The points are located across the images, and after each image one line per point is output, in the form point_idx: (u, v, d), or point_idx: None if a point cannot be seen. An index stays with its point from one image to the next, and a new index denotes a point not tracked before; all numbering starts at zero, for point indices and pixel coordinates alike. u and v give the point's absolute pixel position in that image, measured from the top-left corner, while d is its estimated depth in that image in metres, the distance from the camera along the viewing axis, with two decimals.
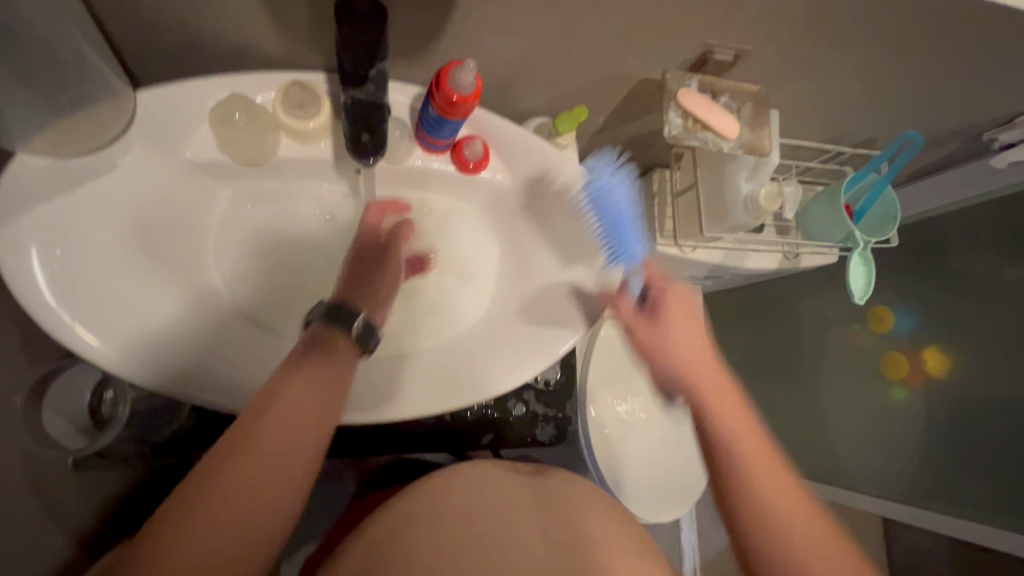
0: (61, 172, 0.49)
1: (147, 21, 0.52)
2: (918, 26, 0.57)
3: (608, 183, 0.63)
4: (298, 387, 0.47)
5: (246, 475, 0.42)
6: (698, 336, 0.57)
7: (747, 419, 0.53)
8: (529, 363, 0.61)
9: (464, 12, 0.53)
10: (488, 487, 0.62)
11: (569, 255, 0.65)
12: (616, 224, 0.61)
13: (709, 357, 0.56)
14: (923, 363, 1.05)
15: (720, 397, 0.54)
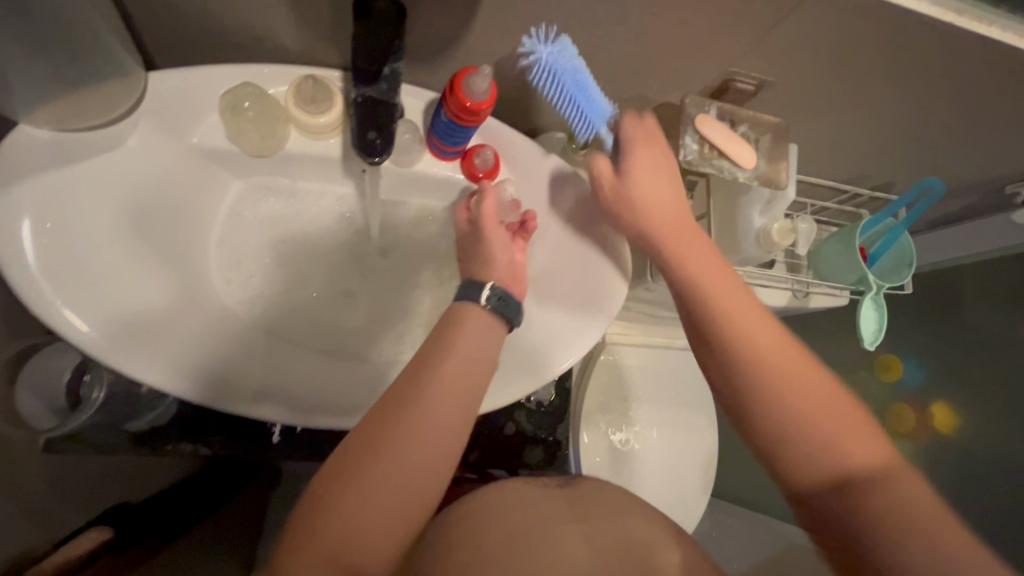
0: (65, 146, 0.49)
1: (168, 6, 0.52)
2: (950, 69, 0.55)
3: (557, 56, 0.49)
4: (451, 360, 0.46)
5: (411, 441, 0.42)
6: (712, 266, 0.52)
7: (776, 337, 0.47)
8: (522, 384, 0.58)
9: (484, 23, 0.53)
10: (521, 502, 0.53)
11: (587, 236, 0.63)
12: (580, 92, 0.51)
13: (728, 281, 0.52)
14: (930, 417, 1.01)
15: (744, 318, 0.48)
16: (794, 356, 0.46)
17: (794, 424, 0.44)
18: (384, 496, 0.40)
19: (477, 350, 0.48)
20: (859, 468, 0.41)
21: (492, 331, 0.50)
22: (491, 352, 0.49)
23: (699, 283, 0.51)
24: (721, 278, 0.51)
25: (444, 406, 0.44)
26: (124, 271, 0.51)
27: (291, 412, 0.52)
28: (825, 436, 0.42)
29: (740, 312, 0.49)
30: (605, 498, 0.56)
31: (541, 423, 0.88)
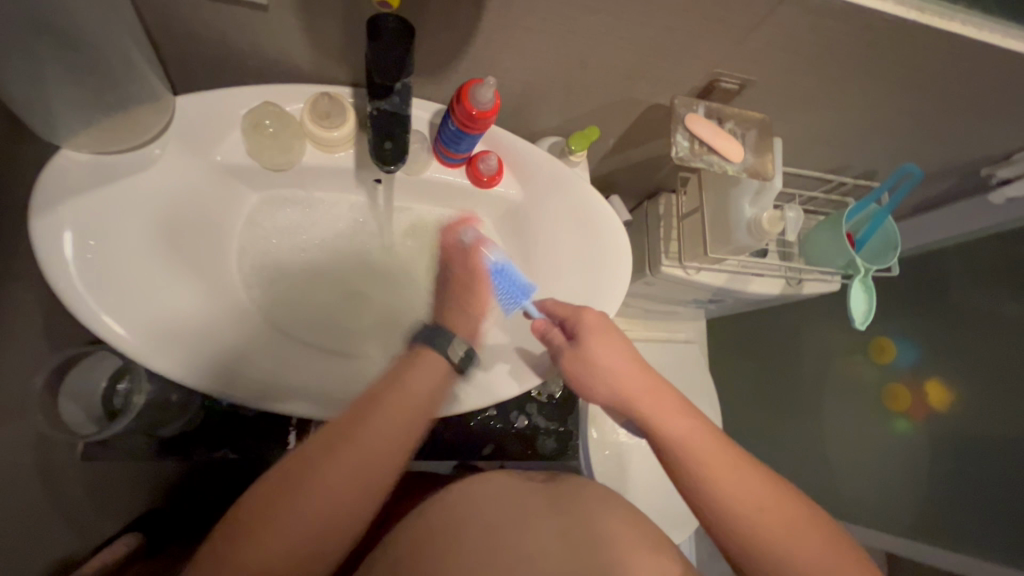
0: (101, 168, 0.52)
1: (192, 34, 0.56)
2: (919, 62, 0.59)
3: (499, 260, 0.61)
4: (397, 399, 0.50)
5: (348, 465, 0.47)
6: (627, 363, 0.59)
7: (684, 417, 0.58)
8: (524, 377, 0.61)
9: (485, 37, 0.56)
10: (497, 497, 0.60)
11: (572, 251, 0.67)
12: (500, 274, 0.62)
13: (634, 366, 0.59)
14: (925, 396, 1.04)
15: (652, 403, 0.58)
16: (714, 448, 0.56)
17: (722, 507, 0.54)
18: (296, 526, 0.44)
19: (411, 397, 0.51)
20: (772, 534, 0.52)
21: (436, 373, 0.53)
22: (429, 405, 0.52)
23: (624, 391, 0.59)
24: (646, 386, 0.59)
25: (367, 451, 0.48)
26: (157, 284, 0.54)
27: (320, 408, 0.56)
28: (746, 514, 0.53)
29: (665, 414, 0.58)
30: (588, 494, 0.62)
31: (551, 415, 0.91)
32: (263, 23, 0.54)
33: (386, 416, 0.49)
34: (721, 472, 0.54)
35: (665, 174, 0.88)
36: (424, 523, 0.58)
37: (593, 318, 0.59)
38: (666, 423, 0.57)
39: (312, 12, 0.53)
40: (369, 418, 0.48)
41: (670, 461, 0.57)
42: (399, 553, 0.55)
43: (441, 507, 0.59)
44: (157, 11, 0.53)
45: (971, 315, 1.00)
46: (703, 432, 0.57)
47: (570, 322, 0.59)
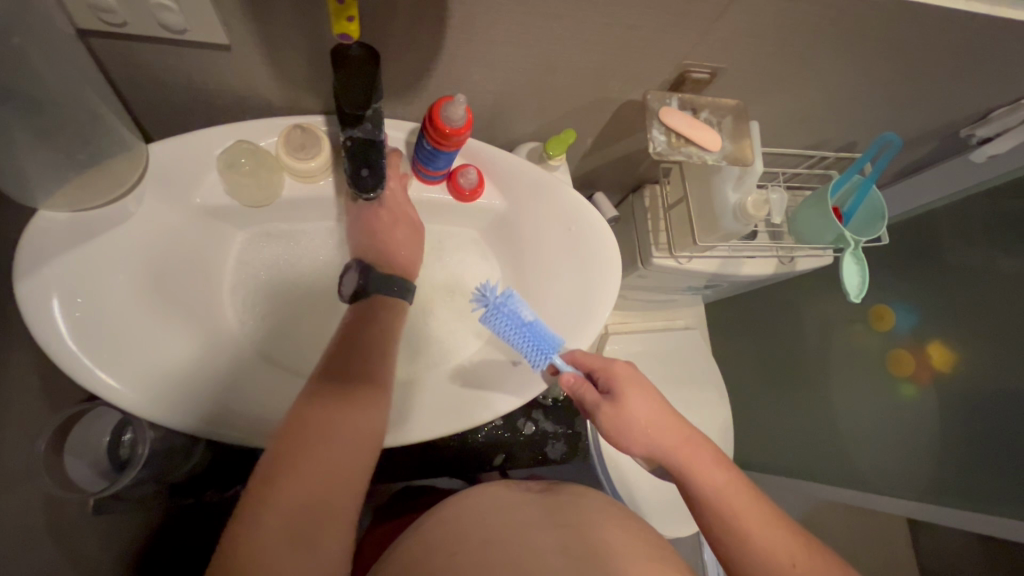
0: (82, 225, 0.52)
1: (156, 80, 0.56)
2: (887, 34, 0.59)
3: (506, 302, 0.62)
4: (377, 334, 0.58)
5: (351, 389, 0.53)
6: (660, 412, 0.59)
7: (719, 464, 0.59)
8: (506, 397, 0.60)
9: (450, 53, 0.56)
10: (498, 510, 0.62)
11: (558, 262, 0.67)
12: (527, 328, 0.60)
13: (667, 416, 0.60)
14: (928, 358, 1.05)
15: (688, 453, 0.59)
16: (744, 499, 0.57)
17: (754, 558, 0.54)
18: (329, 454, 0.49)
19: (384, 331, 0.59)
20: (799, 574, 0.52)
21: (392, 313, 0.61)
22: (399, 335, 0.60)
23: (661, 441, 0.59)
24: (676, 431, 0.59)
25: (331, 456, 0.49)
26: (150, 332, 0.54)
27: None
28: (781, 566, 0.53)
29: (699, 461, 0.58)
30: (581, 505, 0.64)
31: (558, 419, 0.91)
32: (227, 62, 0.54)
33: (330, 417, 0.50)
34: (749, 519, 0.55)
35: (647, 166, 0.88)
36: (425, 536, 0.60)
37: (624, 369, 0.60)
38: (702, 469, 0.58)
39: (274, 46, 0.53)
40: (328, 420, 0.50)
41: (700, 510, 0.58)
42: (400, 569, 0.57)
43: (439, 523, 0.61)
44: (120, 61, 0.53)
45: (966, 276, 1.00)
46: (730, 477, 0.58)
47: (600, 375, 0.60)
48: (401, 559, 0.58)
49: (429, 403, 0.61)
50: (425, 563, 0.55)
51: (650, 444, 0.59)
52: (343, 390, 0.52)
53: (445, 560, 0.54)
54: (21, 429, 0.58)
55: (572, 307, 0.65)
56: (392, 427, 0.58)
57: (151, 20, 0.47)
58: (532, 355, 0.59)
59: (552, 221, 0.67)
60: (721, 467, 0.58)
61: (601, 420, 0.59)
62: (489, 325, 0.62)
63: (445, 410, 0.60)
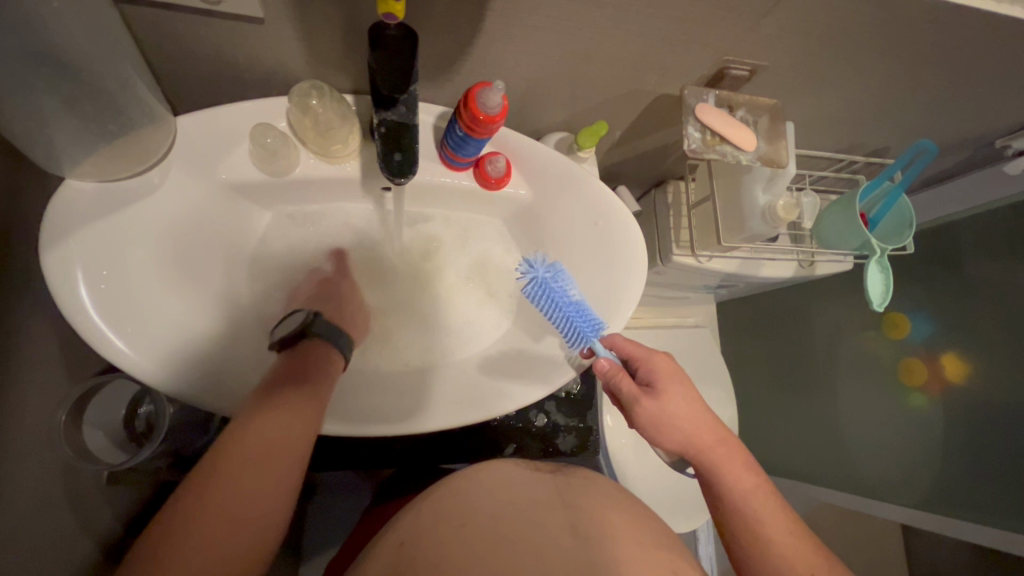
0: (108, 196, 0.51)
1: (187, 51, 0.55)
2: (937, 38, 0.57)
3: (548, 278, 0.61)
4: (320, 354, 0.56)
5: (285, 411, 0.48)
6: (698, 410, 0.60)
7: (753, 474, 0.58)
8: (537, 387, 0.60)
9: (489, 37, 0.55)
10: (508, 487, 0.62)
11: (589, 258, 0.66)
12: (566, 310, 0.60)
13: (705, 418, 0.60)
14: (941, 369, 1.04)
15: (723, 457, 0.58)
16: (770, 507, 0.56)
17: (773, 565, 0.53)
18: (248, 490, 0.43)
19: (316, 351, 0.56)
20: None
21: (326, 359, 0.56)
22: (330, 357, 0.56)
23: (695, 439, 0.59)
24: (712, 434, 0.59)
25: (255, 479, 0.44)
26: (171, 310, 0.54)
27: (340, 424, 0.55)
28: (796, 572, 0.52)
29: (733, 464, 0.58)
30: (594, 489, 0.64)
31: (570, 412, 0.91)
32: (260, 35, 0.53)
33: (255, 437, 0.45)
34: (775, 533, 0.55)
35: (674, 161, 0.86)
36: (439, 504, 0.60)
37: (664, 365, 0.61)
38: (734, 473, 0.58)
39: (310, 21, 0.51)
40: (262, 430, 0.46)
41: (724, 514, 0.57)
42: (406, 536, 0.57)
43: (450, 494, 0.61)
44: (150, 29, 0.51)
45: (985, 288, 0.99)
46: (755, 483, 0.58)
47: (641, 367, 0.61)
48: (408, 523, 0.59)
49: (448, 394, 0.60)
50: (435, 532, 0.55)
51: (684, 440, 0.59)
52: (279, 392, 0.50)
53: (454, 532, 0.54)
54: (39, 397, 0.58)
55: (596, 301, 0.64)
56: (410, 414, 0.57)
57: None
58: (571, 337, 0.60)
59: (582, 216, 0.66)
60: (752, 473, 0.58)
61: (638, 415, 0.59)
62: (532, 301, 0.62)
63: (466, 399, 0.59)
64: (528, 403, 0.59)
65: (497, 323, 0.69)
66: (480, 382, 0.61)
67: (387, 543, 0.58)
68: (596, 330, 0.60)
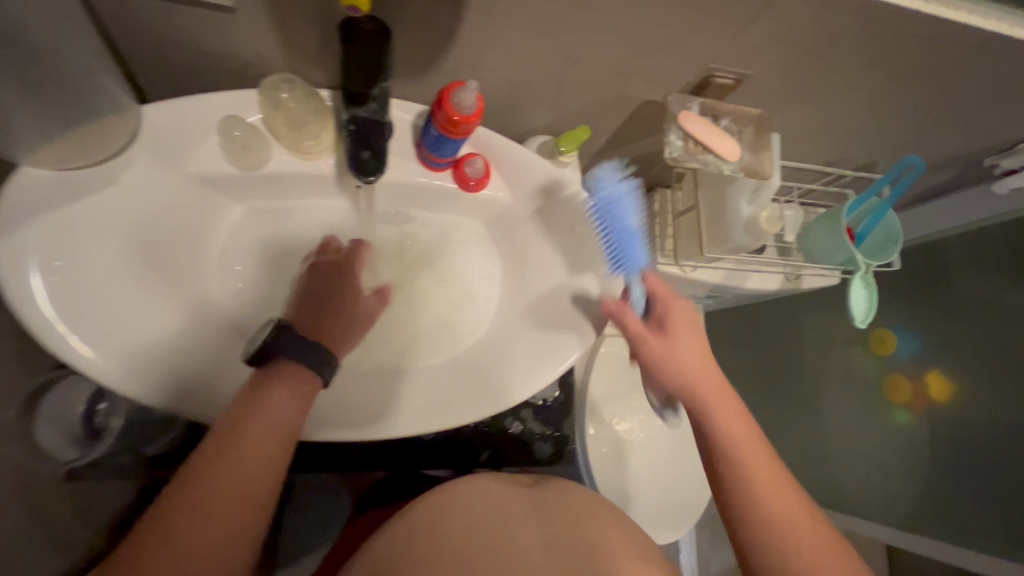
0: (67, 184, 0.49)
1: (156, 38, 0.53)
2: (924, 53, 0.56)
3: (613, 196, 0.61)
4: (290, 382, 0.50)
5: (241, 454, 0.45)
6: (699, 354, 0.59)
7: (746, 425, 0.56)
8: (534, 376, 0.60)
9: (467, 35, 0.53)
10: (483, 500, 0.60)
11: (574, 252, 0.65)
12: (622, 235, 0.60)
13: (706, 365, 0.58)
14: (926, 388, 1.03)
15: (717, 402, 0.56)
16: (761, 457, 0.54)
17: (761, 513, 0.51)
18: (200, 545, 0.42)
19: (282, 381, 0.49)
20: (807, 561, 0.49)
21: (300, 386, 0.50)
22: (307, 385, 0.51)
23: (693, 385, 0.57)
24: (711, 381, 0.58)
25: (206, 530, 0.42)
26: (131, 305, 0.52)
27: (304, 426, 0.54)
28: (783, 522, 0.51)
29: (727, 410, 0.56)
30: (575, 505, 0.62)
31: (546, 420, 0.91)
32: (231, 25, 0.51)
33: (216, 483, 0.44)
34: (767, 486, 0.52)
35: (660, 169, 0.85)
36: (411, 520, 0.58)
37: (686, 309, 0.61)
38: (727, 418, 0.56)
39: (282, 12, 0.50)
40: (215, 480, 0.44)
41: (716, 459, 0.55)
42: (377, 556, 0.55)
43: (421, 510, 0.59)
44: (116, 15, 0.50)
45: (974, 307, 0.98)
46: (747, 435, 0.55)
47: (659, 306, 0.61)
48: (380, 542, 0.57)
49: (416, 399, 0.58)
50: (404, 552, 0.53)
51: (681, 379, 0.58)
52: (240, 430, 0.46)
53: (426, 551, 0.53)
54: None
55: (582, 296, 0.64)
56: (377, 419, 0.56)
57: None
58: (615, 263, 0.61)
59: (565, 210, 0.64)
60: (747, 426, 0.56)
61: (642, 349, 0.59)
62: (590, 216, 0.63)
63: (434, 406, 0.58)
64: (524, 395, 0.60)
65: (480, 320, 0.67)
66: (461, 381, 0.61)
67: (358, 563, 0.56)
68: (636, 265, 0.61)
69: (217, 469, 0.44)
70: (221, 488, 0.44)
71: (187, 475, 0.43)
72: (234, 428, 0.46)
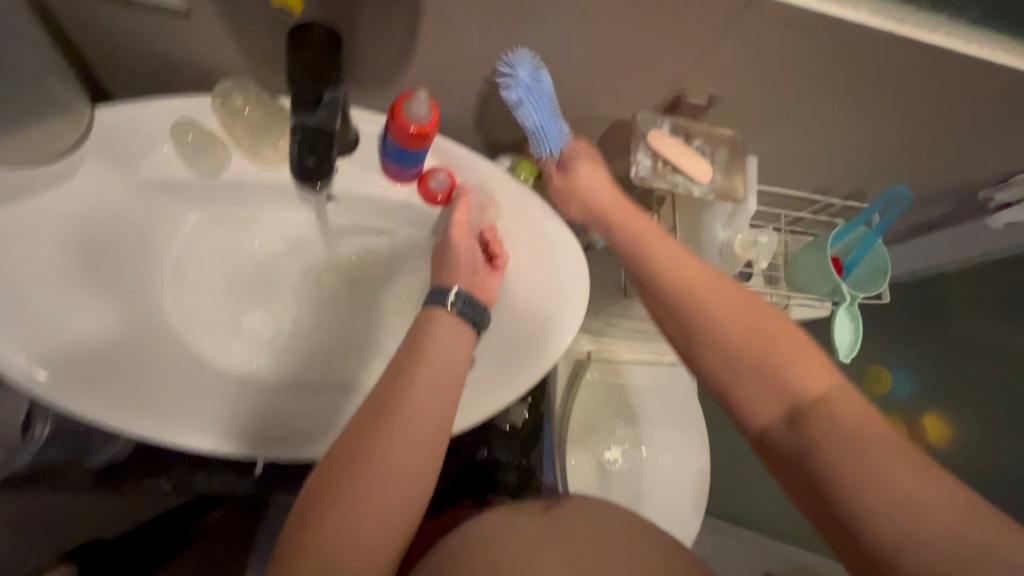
0: (13, 184, 0.49)
1: (115, 42, 0.53)
2: (905, 77, 0.54)
3: (539, 78, 0.51)
4: (434, 350, 0.47)
5: (398, 428, 0.42)
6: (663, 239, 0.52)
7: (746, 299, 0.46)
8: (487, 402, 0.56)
9: (427, 48, 0.52)
10: (489, 542, 0.53)
11: (537, 266, 0.61)
12: (548, 119, 0.54)
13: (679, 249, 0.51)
14: (924, 430, 0.98)
15: (708, 286, 0.47)
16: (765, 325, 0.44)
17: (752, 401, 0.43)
18: (367, 521, 0.40)
19: (441, 353, 0.47)
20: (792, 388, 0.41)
21: (458, 338, 0.49)
22: (458, 356, 0.48)
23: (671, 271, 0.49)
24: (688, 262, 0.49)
25: (371, 507, 0.40)
26: (71, 312, 0.50)
27: (239, 445, 0.52)
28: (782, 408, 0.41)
29: (716, 291, 0.47)
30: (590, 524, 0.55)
31: (511, 447, 0.88)
32: (189, 30, 0.51)
33: (385, 464, 0.41)
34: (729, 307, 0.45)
35: None
36: None
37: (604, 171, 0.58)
38: (711, 298, 0.46)
39: (238, 19, 0.49)
40: (377, 456, 0.41)
41: (669, 299, 0.48)
42: None
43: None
44: (73, 16, 0.50)
45: (977, 348, 0.97)
46: (705, 272, 0.48)
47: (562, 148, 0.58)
48: None
49: None
50: None
51: (629, 241, 0.52)
52: (382, 398, 0.43)
53: None
54: None
55: (541, 315, 0.60)
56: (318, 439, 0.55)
57: None
58: (543, 142, 0.55)
59: (530, 224, 0.61)
60: (711, 272, 0.48)
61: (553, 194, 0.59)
62: (516, 109, 0.52)
63: None
64: (485, 413, 0.56)
65: None
66: None
67: None
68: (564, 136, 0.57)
69: (378, 450, 0.41)
70: (397, 459, 0.41)
71: (340, 454, 0.41)
72: (387, 404, 0.43)
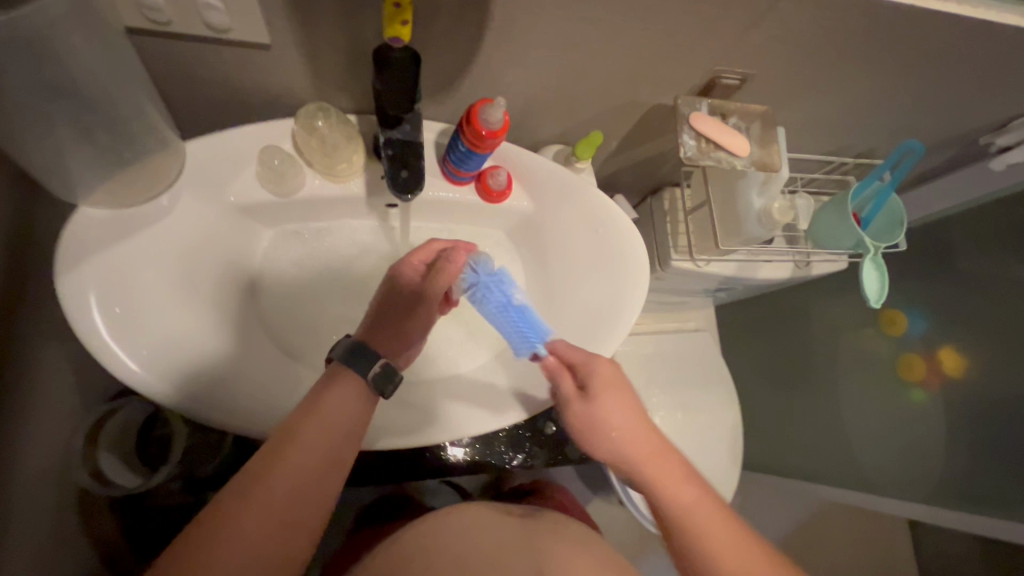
0: (122, 221, 0.53)
1: (194, 78, 0.56)
2: (918, 42, 0.59)
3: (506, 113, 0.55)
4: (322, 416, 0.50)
5: (281, 482, 0.47)
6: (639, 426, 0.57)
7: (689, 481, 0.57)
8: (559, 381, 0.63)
9: (487, 55, 0.57)
10: (478, 526, 0.64)
11: (597, 252, 0.67)
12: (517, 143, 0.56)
13: (641, 431, 0.58)
14: (940, 364, 1.06)
15: (659, 467, 0.57)
16: (709, 512, 0.56)
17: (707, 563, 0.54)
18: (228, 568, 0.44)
19: (331, 411, 0.51)
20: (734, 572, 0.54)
21: (355, 393, 0.53)
22: (353, 413, 0.52)
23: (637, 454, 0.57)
24: (650, 452, 0.57)
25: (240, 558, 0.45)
26: (188, 324, 0.55)
27: None
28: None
29: (670, 476, 0.57)
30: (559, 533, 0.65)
31: None
32: (266, 60, 0.55)
33: (261, 512, 0.46)
34: (705, 525, 0.55)
35: (668, 169, 0.88)
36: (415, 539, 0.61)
37: (606, 372, 0.57)
38: (670, 484, 0.56)
39: (315, 46, 0.53)
40: (251, 500, 0.46)
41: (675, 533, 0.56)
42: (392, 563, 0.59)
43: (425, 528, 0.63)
44: (161, 59, 0.53)
45: (974, 279, 1.02)
46: (664, 456, 0.57)
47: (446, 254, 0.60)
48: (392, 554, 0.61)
49: (455, 409, 0.61)
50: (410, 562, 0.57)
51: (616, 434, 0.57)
52: (270, 450, 0.48)
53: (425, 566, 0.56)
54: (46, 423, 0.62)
55: (605, 296, 0.66)
56: (424, 427, 0.59)
57: (196, 18, 0.47)
58: None
59: (581, 219, 0.67)
60: (670, 458, 0.57)
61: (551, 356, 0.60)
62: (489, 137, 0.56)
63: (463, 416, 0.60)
64: None
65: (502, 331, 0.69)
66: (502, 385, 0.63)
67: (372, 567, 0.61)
68: None
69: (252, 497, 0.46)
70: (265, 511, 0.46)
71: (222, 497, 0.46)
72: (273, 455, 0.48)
